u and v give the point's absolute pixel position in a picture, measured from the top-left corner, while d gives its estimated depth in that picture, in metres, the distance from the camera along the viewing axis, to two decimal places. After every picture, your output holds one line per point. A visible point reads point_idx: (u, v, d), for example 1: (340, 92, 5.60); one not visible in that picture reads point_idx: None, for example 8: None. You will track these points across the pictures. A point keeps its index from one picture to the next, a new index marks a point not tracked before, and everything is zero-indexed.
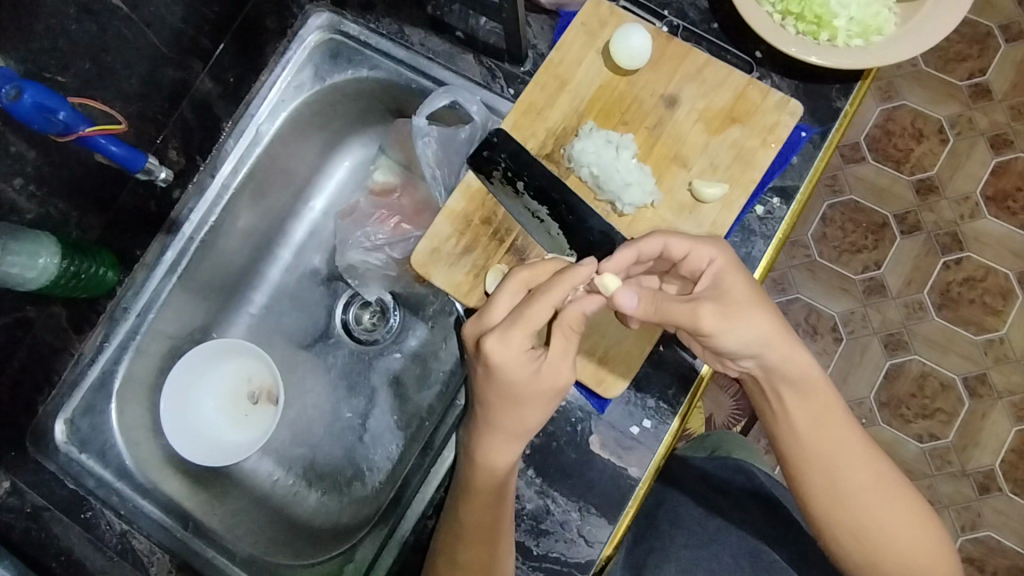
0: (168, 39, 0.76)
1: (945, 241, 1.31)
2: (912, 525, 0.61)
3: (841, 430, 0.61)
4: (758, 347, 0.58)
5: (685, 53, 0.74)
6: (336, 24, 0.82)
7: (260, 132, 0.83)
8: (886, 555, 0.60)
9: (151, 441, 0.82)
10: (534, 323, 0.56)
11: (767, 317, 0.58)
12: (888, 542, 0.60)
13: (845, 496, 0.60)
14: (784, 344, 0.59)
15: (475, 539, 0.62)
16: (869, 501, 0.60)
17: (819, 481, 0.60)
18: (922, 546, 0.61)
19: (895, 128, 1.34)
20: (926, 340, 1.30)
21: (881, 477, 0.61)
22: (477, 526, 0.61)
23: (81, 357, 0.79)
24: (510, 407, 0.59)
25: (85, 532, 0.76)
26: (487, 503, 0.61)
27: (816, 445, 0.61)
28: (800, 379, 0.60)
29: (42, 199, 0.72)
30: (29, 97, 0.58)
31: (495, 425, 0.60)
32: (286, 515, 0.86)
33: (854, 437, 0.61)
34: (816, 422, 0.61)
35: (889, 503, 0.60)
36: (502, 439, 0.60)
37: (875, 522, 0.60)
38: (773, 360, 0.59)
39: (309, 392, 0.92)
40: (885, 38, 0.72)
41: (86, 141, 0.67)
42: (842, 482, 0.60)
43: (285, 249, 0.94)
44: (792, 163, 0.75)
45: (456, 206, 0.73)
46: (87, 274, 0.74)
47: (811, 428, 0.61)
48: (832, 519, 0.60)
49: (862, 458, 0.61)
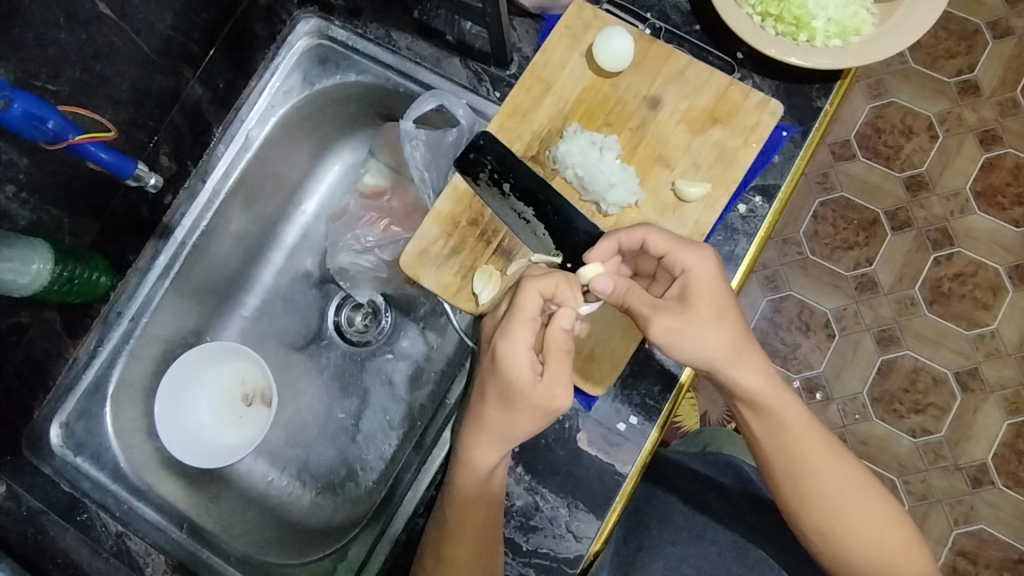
0: (158, 46, 0.77)
1: (935, 238, 1.33)
2: (884, 525, 0.62)
3: (811, 434, 0.62)
4: (708, 365, 0.61)
5: (667, 54, 0.75)
6: (323, 30, 0.83)
7: (250, 137, 0.84)
8: (858, 555, 0.61)
9: (146, 444, 0.83)
10: (530, 321, 0.58)
11: (722, 337, 0.60)
12: (859, 540, 0.61)
13: (815, 497, 0.61)
14: (739, 365, 0.60)
15: (463, 538, 0.62)
16: (840, 501, 0.61)
17: (789, 483, 0.62)
18: (896, 548, 0.61)
19: (884, 126, 1.36)
20: (918, 336, 1.31)
21: (852, 478, 0.62)
22: (462, 523, 0.62)
23: (76, 361, 0.81)
24: (503, 409, 0.60)
25: (80, 534, 0.77)
26: (473, 498, 0.62)
27: (787, 449, 0.62)
28: (765, 391, 0.61)
29: (35, 206, 0.72)
30: (18, 107, 0.59)
31: (487, 425, 0.61)
32: (280, 515, 0.87)
33: (823, 440, 0.62)
34: (787, 428, 0.62)
35: (860, 503, 0.62)
36: (489, 440, 0.61)
37: (846, 522, 0.61)
38: (726, 377, 0.61)
39: (302, 394, 0.93)
40: (863, 38, 0.73)
41: (75, 148, 0.68)
42: (811, 484, 0.61)
43: (278, 252, 0.96)
44: (774, 162, 0.76)
45: (443, 208, 0.74)
46: (80, 280, 0.75)
47: (782, 434, 0.62)
48: (804, 519, 0.62)
49: (831, 460, 0.62)
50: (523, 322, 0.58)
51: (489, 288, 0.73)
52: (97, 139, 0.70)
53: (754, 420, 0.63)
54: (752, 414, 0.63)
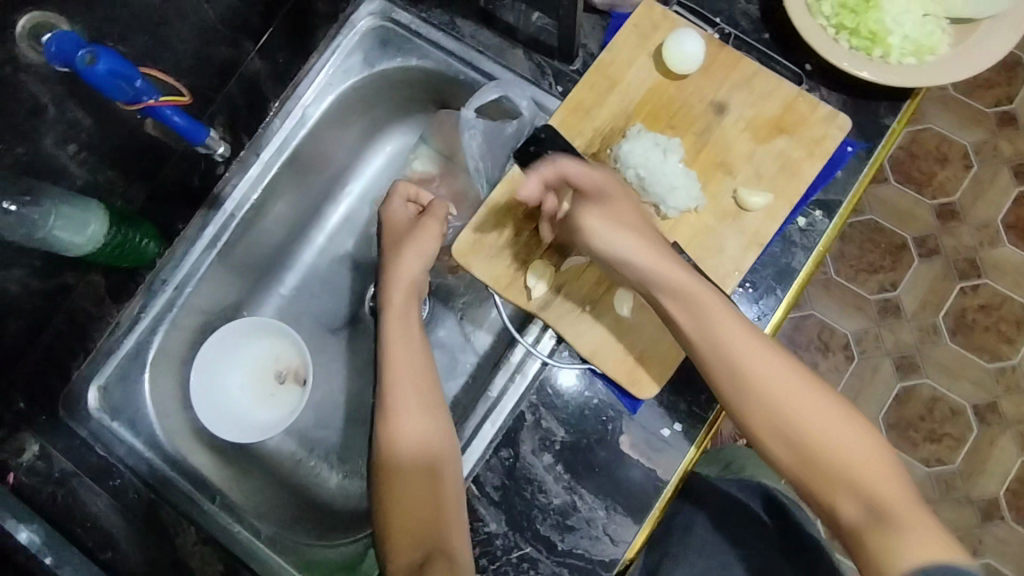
0: (224, 15, 0.77)
1: (962, 267, 1.32)
2: (870, 443, 0.56)
3: (794, 379, 0.58)
4: (699, 313, 0.59)
5: (736, 61, 0.74)
6: (387, 12, 0.83)
7: (306, 115, 0.84)
8: (904, 539, 0.50)
9: (180, 414, 0.82)
10: (399, 198, 0.82)
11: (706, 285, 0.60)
12: (888, 509, 0.52)
13: (790, 424, 0.57)
14: (724, 308, 0.59)
15: (416, 484, 0.67)
16: (816, 413, 0.56)
17: (750, 380, 0.58)
18: (875, 456, 0.55)
19: (918, 151, 1.35)
20: (938, 365, 1.30)
21: (852, 428, 0.56)
22: (403, 471, 0.68)
23: (118, 326, 0.80)
24: (396, 352, 0.73)
25: (112, 500, 0.76)
26: (415, 448, 0.68)
27: (764, 391, 0.57)
28: (744, 338, 0.58)
29: (93, 167, 0.72)
30: (104, 65, 0.60)
31: (400, 379, 0.71)
32: (306, 495, 0.86)
33: (788, 363, 0.59)
34: (742, 345, 0.58)
35: (839, 418, 0.56)
36: (412, 391, 0.71)
37: (817, 414, 0.56)
38: (714, 321, 0.59)
39: (336, 376, 0.93)
40: (937, 58, 0.72)
41: (151, 110, 0.68)
42: (806, 433, 0.56)
43: (319, 232, 0.95)
44: (837, 177, 0.75)
45: (500, 199, 0.74)
46: (130, 243, 0.75)
47: (772, 377, 0.57)
48: (752, 401, 0.58)
49: (806, 390, 0.57)
50: (422, 238, 0.78)
51: (543, 283, 0.72)
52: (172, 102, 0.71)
53: (717, 342, 0.59)
54: (737, 357, 0.58)
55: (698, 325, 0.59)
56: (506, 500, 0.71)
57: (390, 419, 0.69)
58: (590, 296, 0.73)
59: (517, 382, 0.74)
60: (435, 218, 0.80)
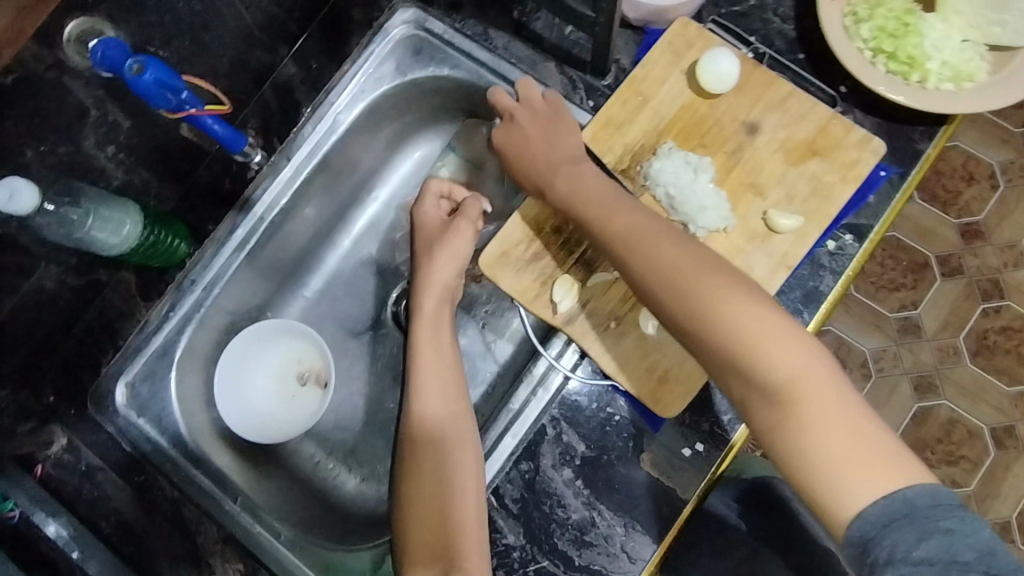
0: (261, 21, 0.78)
1: (985, 288, 1.30)
2: (798, 353, 0.55)
3: (732, 302, 0.57)
4: (647, 260, 0.62)
5: (770, 81, 0.74)
6: (421, 21, 0.83)
7: (338, 121, 0.84)
8: (828, 458, 0.52)
9: (204, 412, 0.83)
10: (429, 195, 0.82)
11: (653, 229, 0.64)
12: (820, 429, 0.53)
13: (730, 345, 0.56)
14: (668, 250, 0.62)
15: (428, 467, 0.70)
16: (735, 322, 0.56)
17: (675, 302, 0.60)
18: (807, 370, 0.54)
19: (944, 169, 1.33)
20: (957, 387, 1.28)
21: (793, 343, 0.55)
22: (421, 461, 0.70)
23: (147, 324, 0.80)
24: (424, 345, 0.75)
25: (135, 495, 0.78)
26: (433, 440, 0.71)
27: (701, 316, 0.58)
28: (683, 270, 0.60)
29: (129, 168, 0.74)
30: (150, 75, 0.61)
31: (424, 370, 0.74)
32: (324, 497, 0.87)
33: (706, 270, 0.60)
34: (665, 260, 0.61)
35: (759, 323, 0.56)
36: (434, 382, 0.74)
37: (732, 326, 0.56)
38: (657, 264, 0.62)
39: (356, 380, 0.93)
40: (976, 85, 0.71)
41: (193, 119, 0.69)
42: (743, 352, 0.56)
43: (345, 236, 0.96)
44: (868, 202, 0.75)
45: (529, 212, 0.74)
46: (164, 244, 0.77)
47: (709, 301, 0.58)
48: (679, 321, 0.60)
49: (725, 295, 0.58)
50: (454, 239, 0.79)
51: (568, 298, 0.73)
52: (213, 111, 0.71)
53: (637, 259, 0.63)
54: (675, 289, 0.60)
55: (626, 254, 0.64)
56: (525, 513, 0.71)
57: (412, 412, 0.73)
58: (615, 312, 0.72)
59: (539, 395, 0.74)
60: (467, 218, 0.80)
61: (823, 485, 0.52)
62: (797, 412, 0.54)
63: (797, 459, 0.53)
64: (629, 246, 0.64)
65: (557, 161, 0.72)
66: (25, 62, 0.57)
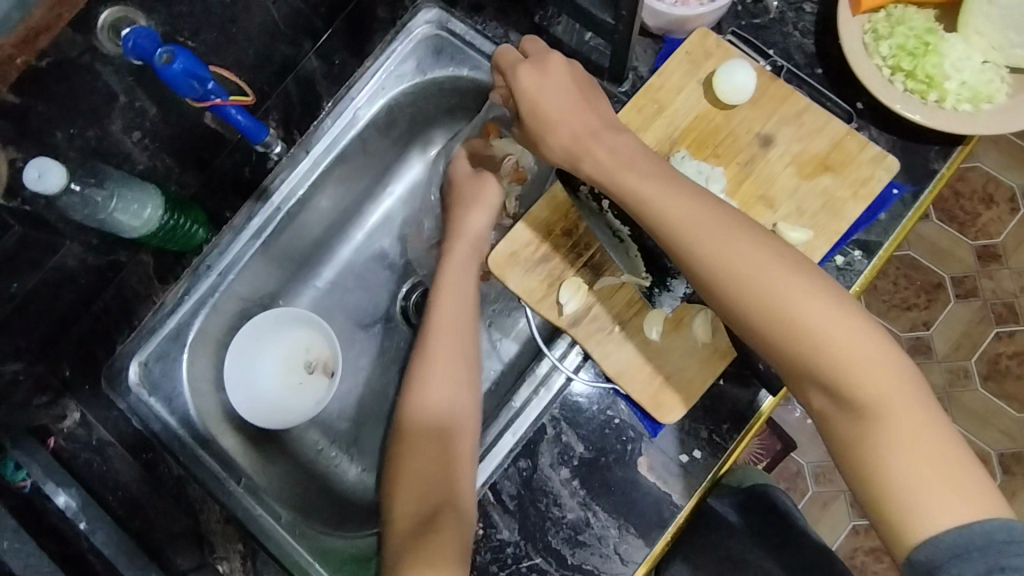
0: (288, 16, 0.79)
1: (1000, 312, 1.29)
2: (886, 374, 0.54)
3: (824, 315, 0.55)
4: (725, 255, 0.59)
5: (787, 95, 0.74)
6: (443, 21, 0.84)
7: (358, 116, 0.86)
8: (909, 482, 0.52)
9: (213, 395, 0.85)
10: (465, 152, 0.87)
11: (733, 227, 0.60)
12: (905, 453, 0.52)
13: (817, 360, 0.55)
14: (753, 251, 0.58)
15: (425, 456, 0.69)
16: (825, 336, 0.55)
17: (754, 307, 0.57)
18: (894, 391, 0.54)
19: (963, 190, 1.32)
20: (966, 411, 1.27)
21: (881, 361, 0.54)
22: (423, 450, 0.69)
23: (162, 306, 0.82)
24: (437, 333, 0.74)
25: (143, 471, 0.80)
26: (434, 429, 0.70)
27: (792, 326, 0.56)
28: (768, 274, 0.57)
29: (153, 153, 0.76)
30: (179, 64, 0.63)
31: (433, 358, 0.73)
32: (325, 484, 0.88)
33: (797, 276, 0.57)
34: (745, 258, 0.58)
35: (847, 339, 0.55)
36: (441, 372, 0.72)
37: (819, 339, 0.55)
38: (738, 264, 0.58)
39: (362, 371, 0.95)
40: (994, 107, 0.71)
41: (217, 109, 0.72)
42: (830, 367, 0.55)
43: (359, 229, 0.98)
44: (879, 220, 0.75)
45: (539, 214, 0.75)
46: (180, 230, 0.78)
47: (800, 313, 0.56)
48: (756, 328, 0.58)
49: (818, 308, 0.56)
50: (481, 200, 0.83)
51: (574, 300, 0.73)
52: (237, 102, 0.74)
53: (713, 258, 0.59)
54: (764, 296, 0.57)
55: (698, 250, 0.59)
56: (521, 510, 0.72)
57: (416, 398, 0.71)
58: (620, 315, 0.73)
59: (541, 395, 0.76)
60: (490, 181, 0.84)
61: (904, 511, 0.51)
62: (880, 433, 0.53)
63: (874, 481, 0.53)
64: (704, 239, 0.59)
65: (593, 128, 0.67)
66: (60, 47, 0.59)
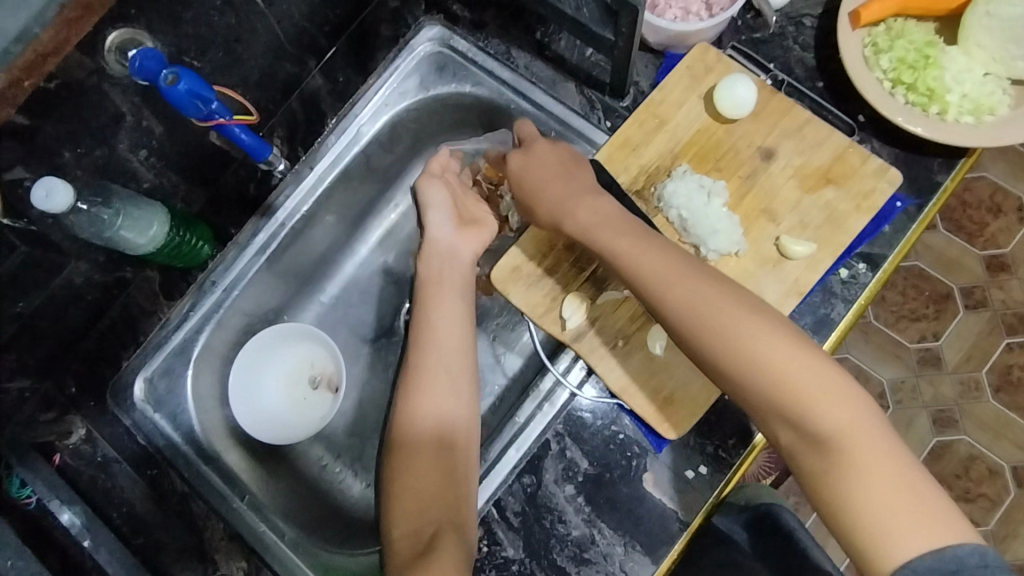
0: (292, 36, 0.81)
1: (1011, 322, 1.27)
2: (845, 402, 0.54)
3: (777, 347, 0.56)
4: (681, 297, 0.60)
5: (788, 108, 0.74)
6: (447, 39, 0.85)
7: (361, 131, 0.86)
8: (871, 509, 0.51)
9: (217, 410, 0.85)
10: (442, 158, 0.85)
11: (687, 270, 0.62)
12: (867, 479, 0.51)
13: (775, 391, 0.55)
14: (706, 291, 0.60)
15: (427, 475, 0.68)
16: (778, 369, 0.55)
17: (713, 345, 0.58)
18: (853, 420, 0.53)
19: (971, 200, 1.31)
20: (979, 423, 1.25)
21: (838, 390, 0.54)
22: (423, 470, 0.69)
23: (168, 322, 0.82)
24: (428, 350, 0.74)
25: (148, 488, 0.79)
26: (432, 453, 0.69)
27: (746, 358, 0.57)
28: (720, 312, 0.59)
29: (160, 171, 0.78)
30: (185, 85, 0.64)
31: (426, 373, 0.72)
32: (330, 500, 0.88)
33: (748, 313, 0.58)
34: (704, 298, 0.60)
35: (801, 368, 0.55)
36: (435, 389, 0.72)
37: (773, 370, 0.55)
38: (693, 305, 0.60)
39: (367, 386, 0.95)
40: (997, 118, 0.71)
41: (222, 129, 0.73)
42: (789, 397, 0.55)
43: (364, 244, 0.98)
44: (883, 232, 0.75)
45: (542, 229, 0.75)
46: (187, 246, 0.79)
47: (756, 346, 0.57)
48: (719, 365, 0.58)
49: (771, 342, 0.56)
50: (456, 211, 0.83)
51: (577, 315, 0.73)
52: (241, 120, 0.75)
53: (669, 300, 0.61)
54: (717, 334, 0.58)
55: (658, 292, 0.62)
56: (525, 527, 0.72)
57: (413, 417, 0.70)
58: (624, 330, 0.73)
59: (545, 410, 0.75)
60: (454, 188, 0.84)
61: (872, 538, 0.50)
62: (847, 465, 0.52)
63: (846, 514, 0.52)
64: (664, 280, 0.61)
65: (568, 191, 0.71)
66: (68, 68, 0.60)
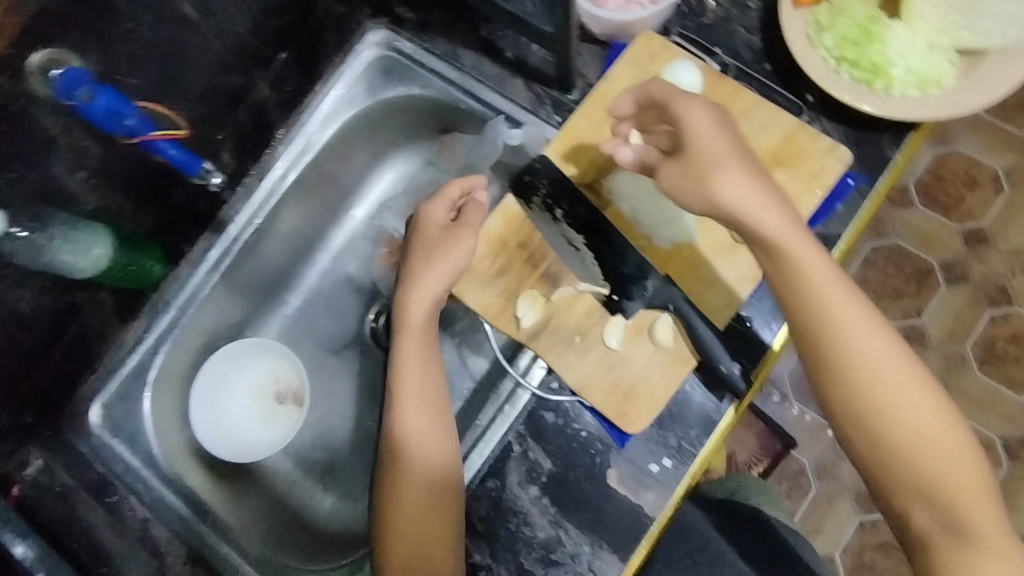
0: (233, 47, 0.79)
1: (991, 295, 1.27)
2: (963, 459, 0.56)
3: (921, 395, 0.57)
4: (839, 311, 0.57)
5: (734, 92, 0.74)
6: (391, 42, 0.84)
7: (312, 141, 0.86)
8: (976, 554, 0.53)
9: (179, 431, 0.84)
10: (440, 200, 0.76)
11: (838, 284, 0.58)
12: (971, 527, 0.54)
13: (908, 433, 0.56)
14: (858, 315, 0.58)
15: (414, 509, 0.67)
16: (915, 414, 0.56)
17: (864, 373, 0.57)
18: (966, 474, 0.55)
19: (944, 175, 1.31)
20: (967, 398, 1.24)
21: (953, 445, 0.56)
22: (411, 503, 0.67)
23: (123, 345, 0.82)
24: (414, 377, 0.71)
25: (108, 514, 0.77)
26: (418, 486, 0.68)
27: (892, 397, 0.56)
28: (878, 344, 0.57)
29: (102, 191, 0.76)
30: (102, 102, 0.65)
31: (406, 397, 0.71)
32: (300, 516, 0.87)
33: (905, 355, 0.58)
34: (861, 326, 0.57)
35: (930, 418, 0.56)
36: (421, 419, 0.70)
37: (909, 414, 0.56)
38: (848, 325, 0.57)
39: (335, 397, 0.94)
40: (943, 91, 0.70)
41: (147, 144, 0.74)
42: (920, 442, 0.56)
43: (325, 254, 0.97)
44: (837, 211, 0.74)
45: (494, 229, 0.74)
46: (136, 267, 0.79)
47: (903, 383, 0.56)
48: (857, 395, 0.57)
49: (916, 388, 0.57)
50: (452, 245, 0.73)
51: (531, 313, 0.72)
52: (169, 136, 0.76)
53: (829, 318, 0.57)
54: (871, 364, 0.57)
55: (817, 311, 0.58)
56: (490, 532, 0.71)
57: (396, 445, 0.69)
58: (580, 326, 0.72)
59: (505, 412, 0.74)
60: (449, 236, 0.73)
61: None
62: (956, 511, 0.54)
63: (942, 551, 0.54)
64: (829, 298, 0.57)
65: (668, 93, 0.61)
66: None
